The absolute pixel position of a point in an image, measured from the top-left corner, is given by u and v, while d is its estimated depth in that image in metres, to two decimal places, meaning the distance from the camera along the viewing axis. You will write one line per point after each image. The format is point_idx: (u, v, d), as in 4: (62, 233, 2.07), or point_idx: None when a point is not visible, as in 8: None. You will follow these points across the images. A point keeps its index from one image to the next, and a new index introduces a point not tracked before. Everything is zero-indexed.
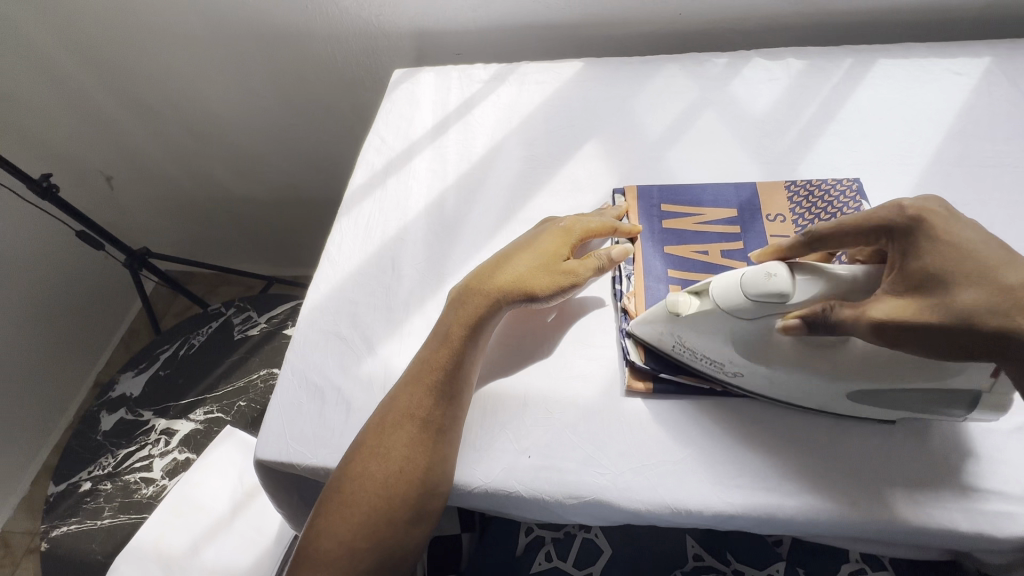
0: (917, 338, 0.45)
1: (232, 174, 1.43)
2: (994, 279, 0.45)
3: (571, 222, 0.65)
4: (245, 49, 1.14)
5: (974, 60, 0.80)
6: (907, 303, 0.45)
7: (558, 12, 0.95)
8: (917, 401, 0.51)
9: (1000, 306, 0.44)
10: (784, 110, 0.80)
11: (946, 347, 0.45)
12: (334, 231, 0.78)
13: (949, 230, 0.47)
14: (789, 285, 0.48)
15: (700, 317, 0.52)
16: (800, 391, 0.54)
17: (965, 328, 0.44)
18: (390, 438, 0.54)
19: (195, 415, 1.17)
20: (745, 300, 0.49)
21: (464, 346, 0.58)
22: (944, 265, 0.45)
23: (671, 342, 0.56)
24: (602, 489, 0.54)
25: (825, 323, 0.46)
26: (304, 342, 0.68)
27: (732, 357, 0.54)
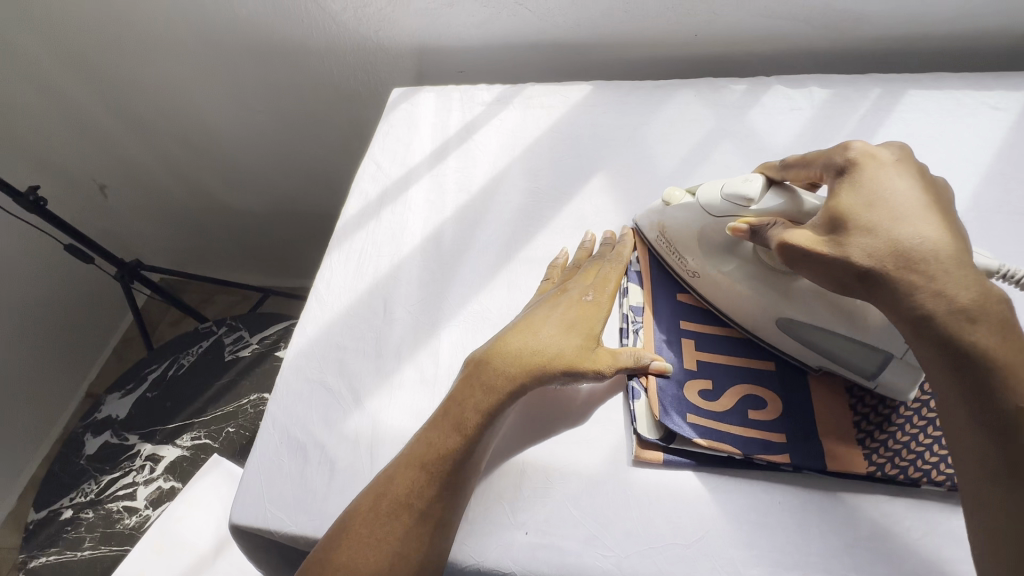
0: (812, 266, 0.49)
1: (229, 187, 1.39)
2: (891, 227, 0.47)
3: (597, 292, 0.60)
4: (240, 62, 1.10)
5: (1017, 94, 0.74)
6: (814, 233, 0.50)
7: (565, 31, 0.90)
8: (828, 337, 0.54)
9: (884, 251, 0.46)
10: (807, 142, 0.74)
11: (829, 278, 0.49)
12: (323, 266, 0.73)
13: (874, 178, 0.50)
14: (757, 193, 0.55)
15: (682, 208, 0.61)
16: (731, 302, 0.59)
17: (846, 263, 0.47)
18: (381, 530, 0.49)
19: (182, 440, 1.13)
20: (719, 198, 0.57)
21: (477, 432, 0.52)
22: (855, 206, 0.49)
23: (655, 232, 0.65)
24: (605, 575, 0.49)
25: (766, 233, 0.53)
26: (287, 389, 0.64)
27: (696, 256, 0.61)
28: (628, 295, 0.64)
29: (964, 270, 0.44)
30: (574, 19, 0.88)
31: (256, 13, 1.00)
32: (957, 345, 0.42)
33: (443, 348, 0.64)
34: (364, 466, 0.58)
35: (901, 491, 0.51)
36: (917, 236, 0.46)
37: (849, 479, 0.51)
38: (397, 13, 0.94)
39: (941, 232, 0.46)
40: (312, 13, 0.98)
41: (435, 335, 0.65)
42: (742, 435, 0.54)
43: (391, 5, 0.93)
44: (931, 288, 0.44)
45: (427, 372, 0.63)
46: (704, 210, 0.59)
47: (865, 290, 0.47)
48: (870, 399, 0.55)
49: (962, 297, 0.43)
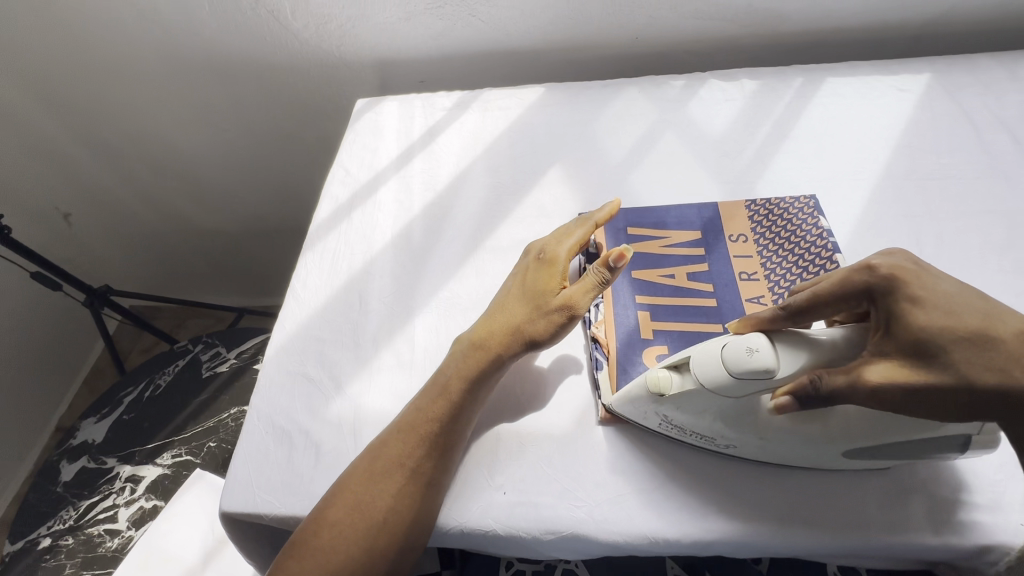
0: (920, 400, 0.44)
1: (199, 207, 1.40)
2: (987, 337, 0.42)
3: (554, 253, 0.64)
4: (206, 81, 1.12)
5: (919, 76, 0.83)
6: (903, 367, 0.43)
7: (517, 38, 0.97)
8: (908, 452, 0.50)
9: (999, 361, 0.42)
10: (740, 128, 0.82)
11: (951, 406, 0.43)
12: (298, 266, 0.77)
13: (926, 287, 0.44)
14: (772, 359, 0.46)
15: (681, 394, 0.50)
16: (793, 453, 0.52)
17: (966, 389, 0.42)
18: (376, 488, 0.53)
19: (163, 459, 1.12)
20: (727, 377, 0.47)
21: (462, 398, 0.57)
22: (935, 323, 0.43)
23: (656, 419, 0.54)
24: (579, 522, 0.53)
25: (826, 388, 0.45)
26: (269, 382, 0.66)
27: (723, 429, 0.52)
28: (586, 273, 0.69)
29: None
30: (524, 27, 0.94)
31: (220, 32, 1.03)
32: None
33: (417, 333, 0.68)
34: (348, 447, 0.61)
35: None
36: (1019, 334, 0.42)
37: None
38: (358, 28, 0.99)
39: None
40: (276, 32, 1.03)
41: (409, 323, 0.69)
42: None
43: (353, 21, 0.98)
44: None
45: (404, 357, 0.67)
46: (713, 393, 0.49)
47: (985, 410, 0.43)
48: None
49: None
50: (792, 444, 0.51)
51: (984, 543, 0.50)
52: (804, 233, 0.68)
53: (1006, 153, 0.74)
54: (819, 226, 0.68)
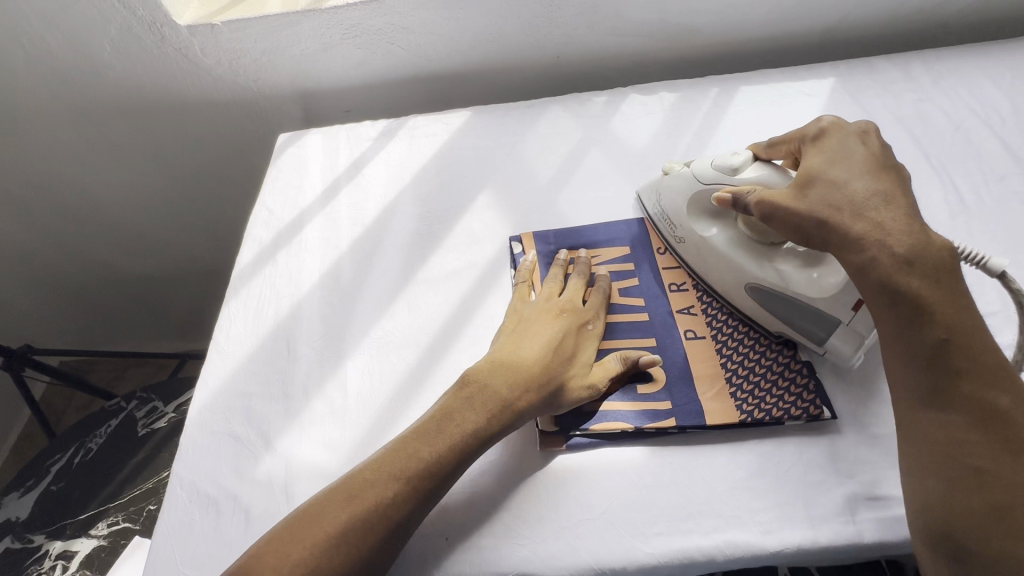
0: (777, 217, 0.55)
1: (124, 253, 1.31)
2: (842, 186, 0.53)
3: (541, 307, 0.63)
4: (117, 120, 1.06)
5: (825, 81, 0.87)
6: (785, 191, 0.55)
7: (439, 63, 0.96)
8: (792, 308, 0.58)
9: (839, 201, 0.52)
10: (662, 141, 0.83)
11: (794, 230, 0.54)
12: (220, 317, 0.73)
13: (846, 149, 0.56)
14: (743, 164, 0.60)
15: (677, 178, 0.67)
16: (717, 268, 0.63)
17: (808, 216, 0.53)
18: (363, 520, 0.49)
19: (97, 529, 1.03)
20: (708, 167, 0.63)
21: (446, 449, 0.52)
22: (820, 166, 0.55)
23: (654, 199, 0.71)
24: (523, 561, 0.52)
25: (738, 197, 0.58)
26: (192, 445, 0.62)
27: (683, 220, 0.66)
28: None
29: (904, 223, 0.50)
30: (445, 52, 0.94)
31: (126, 71, 0.98)
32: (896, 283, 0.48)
33: (350, 378, 0.65)
34: (280, 508, 0.57)
35: (771, 432, 0.56)
36: (870, 193, 0.52)
37: (728, 430, 0.57)
38: (275, 61, 0.96)
39: (886, 188, 0.52)
40: (187, 70, 0.99)
41: (341, 367, 0.66)
42: (633, 410, 0.58)
43: (268, 54, 0.95)
44: (869, 235, 0.50)
45: (336, 405, 0.64)
46: (694, 180, 0.64)
47: (818, 238, 0.53)
48: (739, 356, 0.61)
49: (901, 245, 0.49)
50: (715, 248, 0.63)
51: None
52: None
53: (908, 148, 0.77)
54: None
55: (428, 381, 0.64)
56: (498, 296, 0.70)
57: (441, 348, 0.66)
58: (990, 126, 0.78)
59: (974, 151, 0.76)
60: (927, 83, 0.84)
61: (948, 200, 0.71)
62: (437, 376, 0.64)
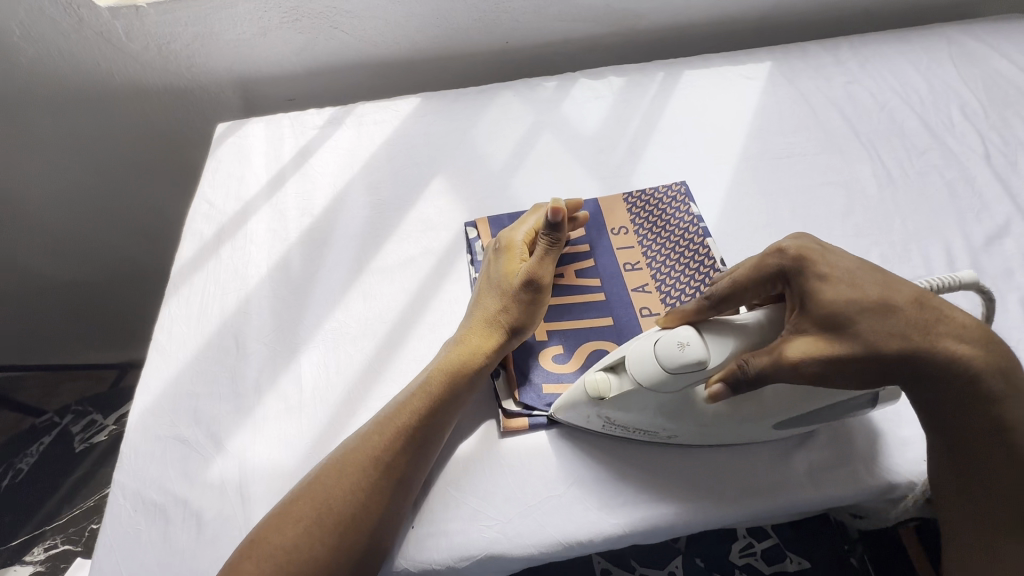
0: (851, 371, 0.45)
1: (50, 259, 1.19)
2: (885, 305, 0.45)
3: (511, 238, 0.65)
4: (31, 109, 0.97)
5: (763, 64, 0.90)
6: (817, 338, 0.45)
7: (384, 48, 0.94)
8: (831, 412, 0.52)
9: (906, 328, 0.45)
10: (613, 125, 0.84)
11: (876, 374, 0.46)
12: (160, 316, 0.68)
13: (834, 264, 0.47)
14: (701, 351, 0.47)
15: (622, 396, 0.51)
16: (742, 430, 0.53)
17: (887, 352, 0.44)
18: (349, 481, 0.50)
19: (32, 555, 0.96)
20: (661, 373, 0.49)
21: (399, 440, 0.52)
22: (847, 297, 0.45)
23: (599, 421, 0.54)
24: (493, 542, 0.52)
25: (749, 379, 0.46)
26: (133, 452, 0.59)
27: (662, 424, 0.53)
28: None
29: (961, 320, 0.46)
30: (390, 37, 0.92)
31: (41, 57, 0.90)
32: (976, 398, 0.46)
33: (304, 373, 0.63)
34: (235, 510, 0.55)
35: None
36: (914, 304, 0.46)
37: None
38: (210, 46, 0.92)
39: (915, 287, 0.47)
40: (110, 55, 0.92)
41: (295, 361, 0.64)
42: None
43: (201, 38, 0.90)
44: (955, 354, 0.45)
45: (291, 400, 0.61)
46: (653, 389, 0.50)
47: (903, 375, 0.46)
48: None
49: (977, 356, 0.46)
50: (731, 426, 0.52)
51: (863, 490, 0.53)
52: (676, 220, 0.71)
53: (840, 127, 0.82)
54: (690, 212, 0.71)
55: (387, 370, 0.63)
56: (456, 282, 0.69)
57: (398, 337, 0.65)
58: (911, 105, 0.84)
59: (897, 130, 0.81)
60: (855, 66, 0.89)
61: (877, 174, 0.76)
62: (397, 364, 0.63)
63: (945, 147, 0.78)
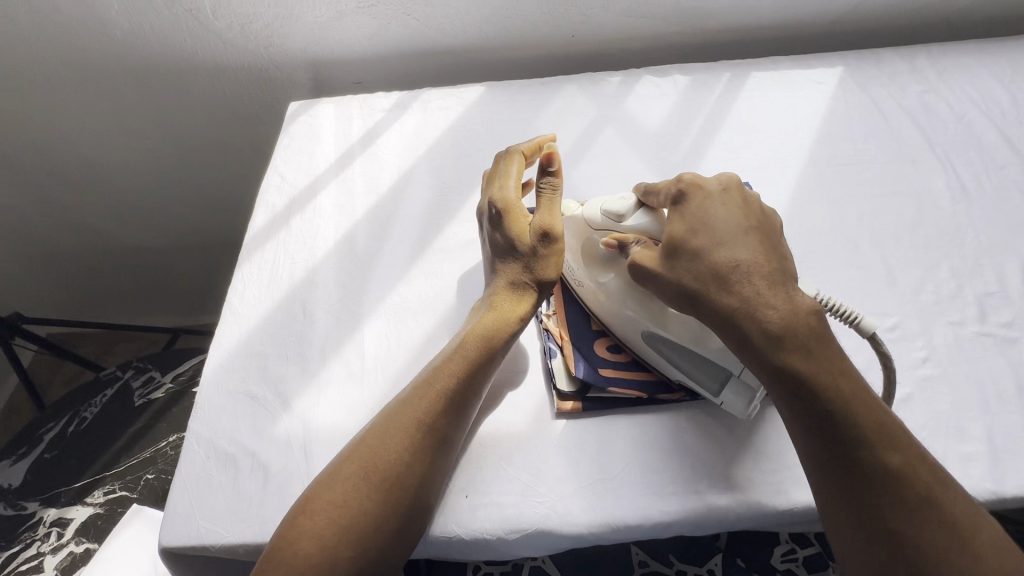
0: (650, 283, 0.54)
1: (120, 224, 1.26)
2: (711, 250, 0.52)
3: (507, 198, 0.62)
4: (117, 80, 1.03)
5: (835, 69, 0.89)
6: (653, 256, 0.55)
7: (453, 37, 0.96)
8: (684, 354, 0.57)
9: (706, 274, 0.51)
10: (676, 122, 0.85)
11: (671, 300, 0.54)
12: (233, 279, 0.72)
13: (698, 211, 0.54)
14: (627, 210, 0.58)
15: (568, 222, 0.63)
16: (613, 317, 0.61)
17: (678, 285, 0.52)
18: (394, 441, 0.51)
19: (93, 497, 1.01)
20: (597, 211, 0.60)
21: (446, 405, 0.53)
22: (685, 230, 0.54)
23: None
24: (543, 518, 0.53)
25: (628, 249, 0.57)
26: (207, 403, 0.62)
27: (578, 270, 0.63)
28: None
29: (779, 291, 0.50)
30: (461, 27, 0.94)
31: (132, 31, 0.96)
32: (822, 399, 0.46)
33: (367, 342, 0.66)
34: (299, 466, 0.58)
35: None
36: (738, 263, 0.51)
37: None
38: (288, 27, 0.96)
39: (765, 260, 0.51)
40: (196, 33, 0.97)
41: (358, 330, 0.67)
42: (647, 378, 0.60)
43: (280, 20, 0.94)
44: (747, 309, 0.49)
45: (354, 366, 0.64)
46: (584, 222, 0.61)
47: (694, 309, 0.52)
48: None
49: (774, 320, 0.48)
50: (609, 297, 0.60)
51: None
52: None
53: (912, 136, 0.80)
54: None
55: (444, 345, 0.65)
56: None
57: (457, 315, 0.67)
58: (992, 118, 0.81)
59: (975, 141, 0.78)
60: (931, 75, 0.87)
61: (951, 186, 0.74)
62: None
63: None
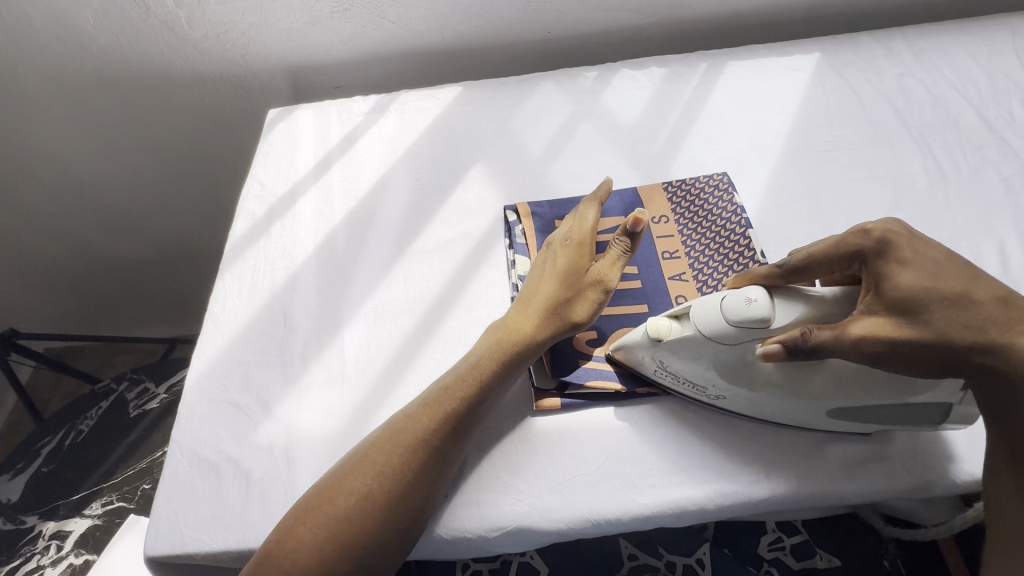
0: (897, 355, 0.46)
1: (110, 236, 1.26)
2: (966, 296, 0.46)
3: (582, 238, 0.64)
4: (101, 94, 1.03)
5: (811, 56, 0.88)
6: (891, 321, 0.45)
7: (428, 38, 0.96)
8: (886, 413, 0.52)
9: (976, 321, 0.45)
10: (653, 115, 0.84)
11: (928, 364, 0.46)
12: (214, 288, 0.73)
13: (918, 252, 0.47)
14: (768, 310, 0.47)
15: (684, 342, 0.52)
16: (792, 409, 0.53)
17: (947, 343, 0.45)
18: (398, 461, 0.51)
19: (91, 509, 1.02)
20: (725, 324, 0.49)
21: (449, 421, 0.53)
22: (927, 283, 0.46)
23: (652, 364, 0.56)
24: (523, 515, 0.54)
25: (805, 350, 0.46)
26: (190, 413, 0.63)
27: (713, 380, 0.54)
28: (516, 265, 0.69)
29: None
30: (436, 27, 0.94)
31: (111, 43, 0.96)
32: None
33: (348, 345, 0.66)
34: (282, 472, 0.58)
35: None
36: (995, 302, 0.46)
37: None
38: (264, 35, 0.96)
39: (1001, 287, 0.47)
40: (173, 44, 0.98)
41: (339, 335, 0.67)
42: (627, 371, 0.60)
43: (256, 27, 0.94)
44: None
45: (335, 371, 0.64)
46: (707, 336, 0.51)
47: (966, 369, 0.46)
48: None
49: None
50: (777, 398, 0.53)
51: (896, 484, 0.53)
52: (716, 211, 0.70)
53: (889, 120, 0.79)
54: (731, 203, 0.70)
55: (425, 346, 0.65)
56: (494, 266, 0.71)
57: (437, 316, 0.67)
58: (968, 98, 0.81)
59: (952, 123, 0.78)
60: (908, 57, 0.86)
61: (928, 169, 0.74)
62: (435, 341, 0.66)
63: (1003, 142, 0.76)
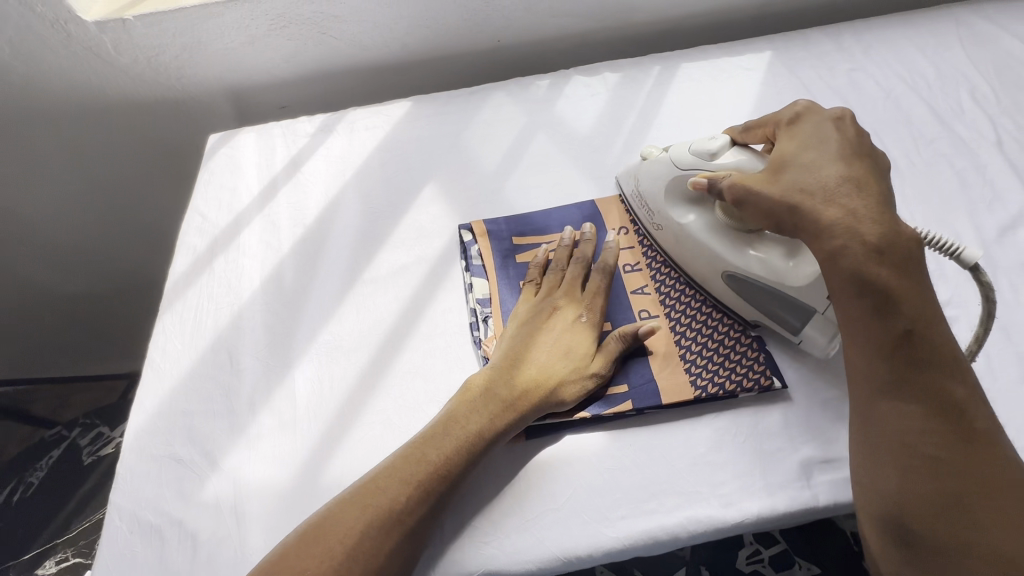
0: (750, 202, 0.54)
1: (52, 274, 1.19)
2: (817, 169, 0.53)
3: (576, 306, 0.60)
4: (26, 128, 0.97)
5: (762, 54, 0.88)
6: (763, 176, 0.55)
7: (375, 53, 0.93)
8: (763, 295, 0.57)
9: (815, 187, 0.52)
10: (608, 122, 0.83)
11: (766, 217, 0.54)
12: (154, 333, 0.68)
13: (813, 130, 0.56)
14: (720, 148, 0.60)
15: (655, 165, 0.66)
16: (693, 259, 0.62)
17: (780, 198, 0.52)
18: (371, 543, 0.47)
19: (44, 568, 0.94)
20: (687, 154, 0.62)
21: (427, 493, 0.50)
22: (796, 150, 0.55)
23: (632, 187, 0.70)
24: (490, 558, 0.51)
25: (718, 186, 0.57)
26: (129, 473, 0.58)
27: (661, 207, 0.65)
28: (473, 289, 0.67)
29: (882, 212, 0.49)
30: (381, 40, 0.91)
31: (31, 73, 0.90)
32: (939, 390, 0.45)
33: (299, 387, 0.62)
34: (231, 531, 0.54)
35: (727, 405, 0.57)
36: (839, 179, 0.51)
37: (684, 407, 0.57)
38: (200, 57, 0.91)
39: (859, 174, 0.52)
40: (102, 71, 0.92)
41: (289, 376, 0.63)
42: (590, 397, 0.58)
43: (190, 50, 0.90)
44: (841, 225, 0.49)
45: (286, 416, 0.61)
46: (671, 167, 0.63)
47: (791, 228, 0.52)
48: (692, 331, 0.61)
49: (871, 234, 0.48)
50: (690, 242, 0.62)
51: None
52: None
53: None
54: None
55: (381, 383, 0.62)
56: (451, 291, 0.68)
57: (392, 348, 0.64)
58: (918, 91, 0.81)
59: (904, 117, 0.78)
60: (858, 52, 0.86)
61: None
62: (391, 377, 0.62)
63: (954, 134, 0.76)
